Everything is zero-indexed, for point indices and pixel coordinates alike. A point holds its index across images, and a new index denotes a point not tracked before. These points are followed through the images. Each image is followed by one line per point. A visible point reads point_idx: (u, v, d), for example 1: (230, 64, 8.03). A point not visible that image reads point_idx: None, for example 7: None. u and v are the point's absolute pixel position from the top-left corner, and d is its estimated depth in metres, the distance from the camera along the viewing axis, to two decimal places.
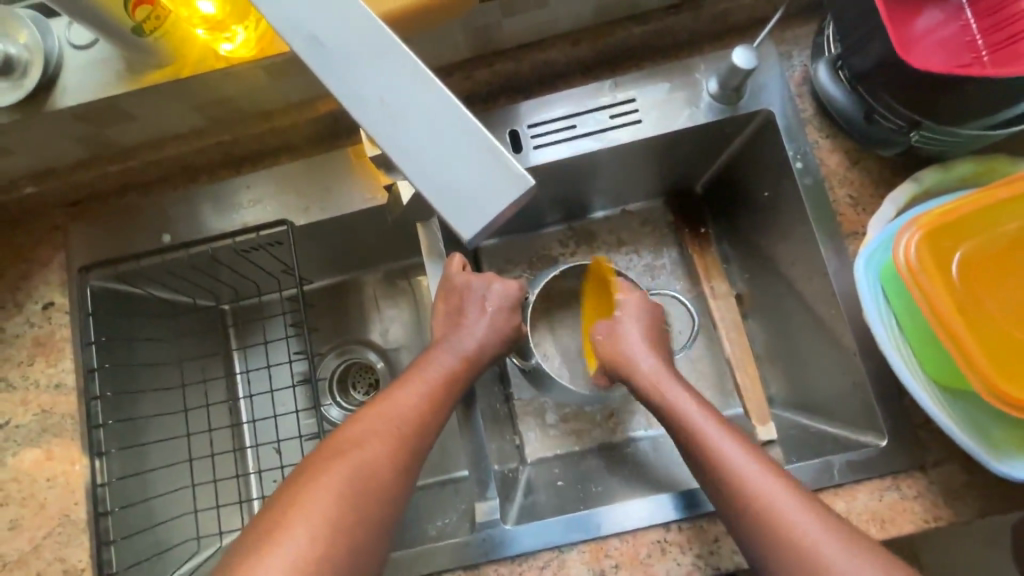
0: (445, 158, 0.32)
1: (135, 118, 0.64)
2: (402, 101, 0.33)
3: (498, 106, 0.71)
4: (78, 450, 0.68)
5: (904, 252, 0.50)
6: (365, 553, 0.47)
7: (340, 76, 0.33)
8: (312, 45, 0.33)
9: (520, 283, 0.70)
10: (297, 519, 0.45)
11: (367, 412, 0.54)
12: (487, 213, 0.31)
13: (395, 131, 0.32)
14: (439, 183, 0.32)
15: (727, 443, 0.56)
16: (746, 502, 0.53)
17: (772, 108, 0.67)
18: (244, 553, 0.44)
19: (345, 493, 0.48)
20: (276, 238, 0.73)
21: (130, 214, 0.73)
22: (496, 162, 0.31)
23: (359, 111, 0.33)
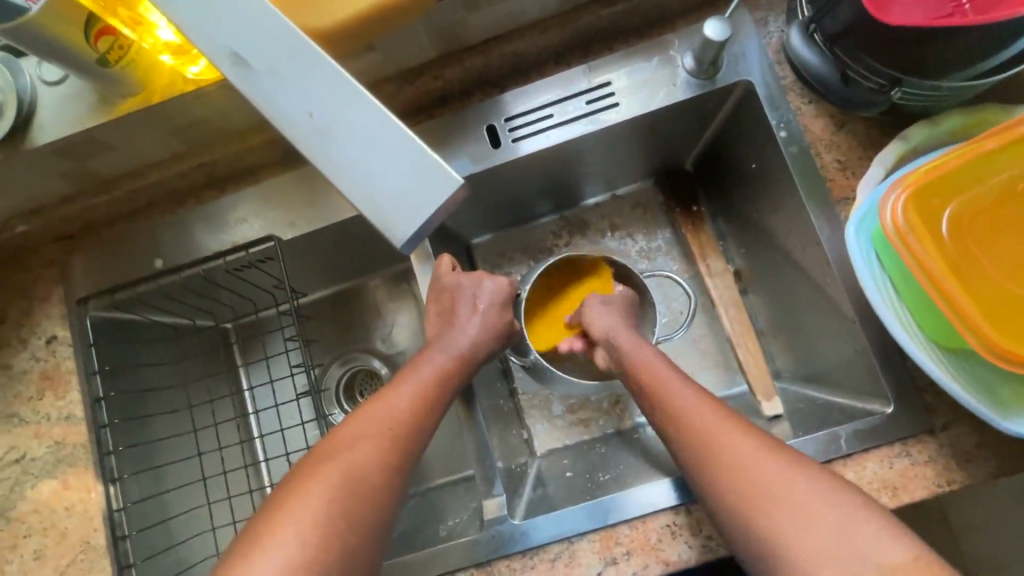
0: (379, 170, 0.37)
1: (114, 148, 0.65)
2: (327, 116, 0.37)
3: (474, 103, 0.70)
4: (92, 478, 0.70)
5: (891, 213, 0.50)
6: (360, 556, 0.48)
7: (268, 92, 0.37)
8: (238, 69, 0.37)
9: (510, 279, 0.70)
10: (285, 525, 0.46)
11: (360, 415, 0.55)
12: (413, 215, 0.37)
13: (329, 146, 0.37)
14: (370, 192, 0.37)
15: (739, 442, 0.52)
16: (739, 487, 0.50)
17: (751, 77, 0.66)
18: (236, 562, 0.45)
19: (336, 496, 0.48)
20: (266, 255, 0.73)
21: (121, 243, 0.74)
22: (427, 169, 0.36)
23: (292, 127, 0.37)
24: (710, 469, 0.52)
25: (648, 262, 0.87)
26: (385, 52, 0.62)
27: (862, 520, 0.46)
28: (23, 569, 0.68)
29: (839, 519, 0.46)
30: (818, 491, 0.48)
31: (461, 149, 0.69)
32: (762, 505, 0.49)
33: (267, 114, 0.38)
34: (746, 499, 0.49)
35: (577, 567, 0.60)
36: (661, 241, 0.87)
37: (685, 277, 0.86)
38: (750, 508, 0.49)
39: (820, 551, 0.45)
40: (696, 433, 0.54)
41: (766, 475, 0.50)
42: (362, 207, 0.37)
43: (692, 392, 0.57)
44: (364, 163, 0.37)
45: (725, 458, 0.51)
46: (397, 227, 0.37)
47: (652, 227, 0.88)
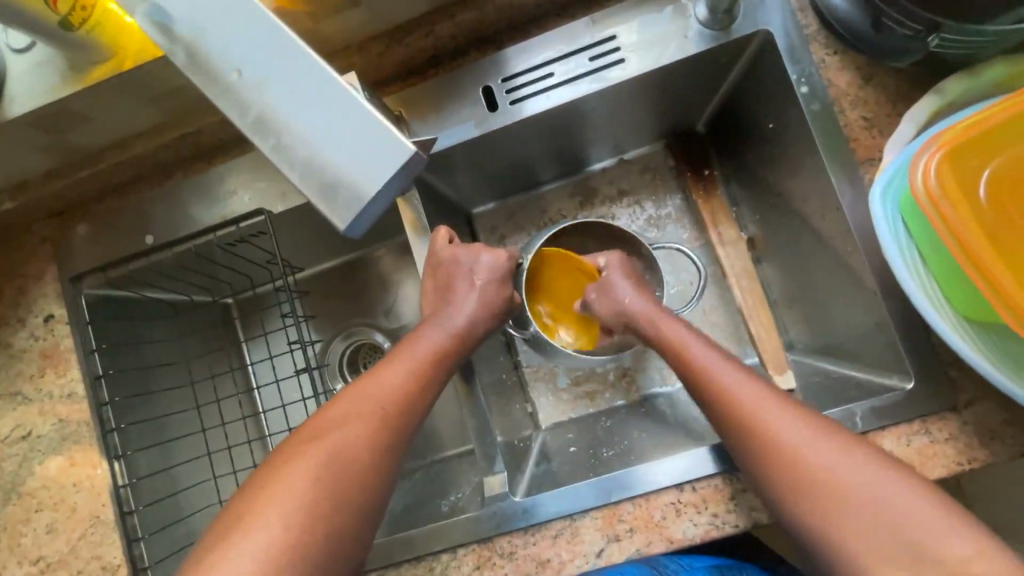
0: (323, 137, 0.36)
1: (91, 119, 0.62)
2: (257, 77, 0.36)
3: (469, 63, 0.66)
4: (97, 455, 0.70)
5: (923, 174, 0.45)
6: (348, 539, 0.47)
7: (194, 50, 0.37)
8: (162, 29, 0.37)
9: (510, 252, 0.67)
10: (268, 508, 0.45)
11: (349, 393, 0.53)
12: (349, 187, 0.36)
13: (263, 110, 0.37)
14: (305, 162, 0.37)
15: (779, 412, 0.51)
16: (788, 468, 0.48)
17: (770, 27, 0.60)
18: (216, 546, 0.44)
19: (321, 477, 0.47)
20: (258, 229, 0.71)
21: (112, 219, 0.72)
22: (378, 135, 0.36)
23: (220, 89, 0.37)
24: (761, 454, 0.50)
25: (656, 230, 0.83)
26: (369, 7, 0.58)
27: (913, 496, 0.45)
28: (37, 542, 0.69)
29: (891, 495, 0.45)
30: (870, 470, 0.46)
31: (456, 113, 0.65)
32: (809, 487, 0.47)
33: (195, 79, 0.38)
34: (797, 483, 0.48)
35: (580, 544, 0.60)
36: (670, 207, 0.84)
37: (695, 245, 0.82)
38: (800, 488, 0.48)
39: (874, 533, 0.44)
40: (741, 413, 0.52)
41: (817, 456, 0.48)
42: (299, 176, 0.37)
43: (737, 373, 0.55)
44: (303, 127, 0.36)
45: (770, 438, 0.50)
46: (334, 203, 0.37)
47: (661, 193, 0.84)
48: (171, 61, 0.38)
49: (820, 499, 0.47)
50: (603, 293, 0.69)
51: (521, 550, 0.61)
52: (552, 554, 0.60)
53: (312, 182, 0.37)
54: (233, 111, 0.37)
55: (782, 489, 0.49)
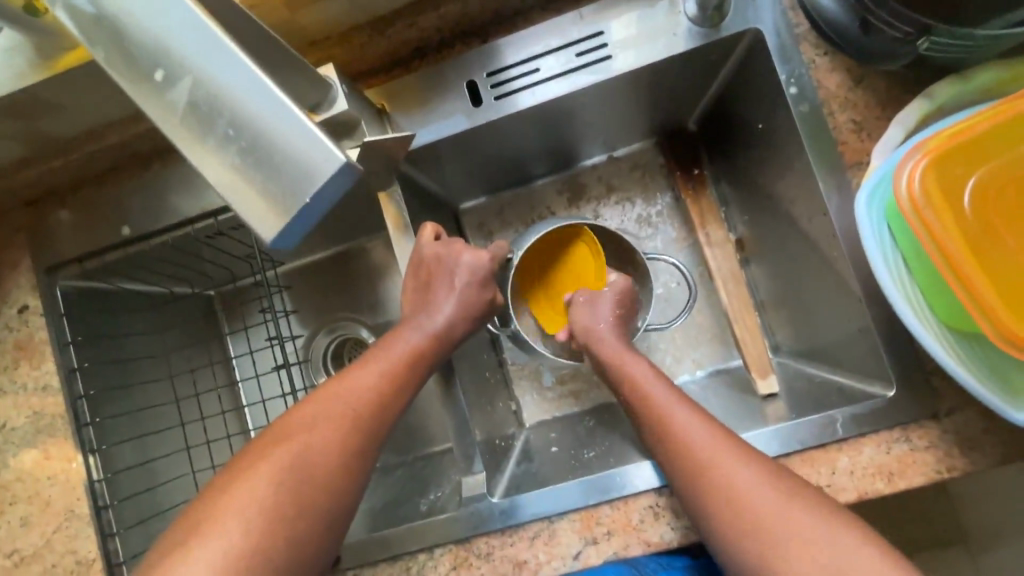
0: (243, 136, 0.34)
1: (63, 107, 0.60)
2: (174, 79, 0.35)
3: (454, 56, 0.65)
4: (72, 448, 0.69)
5: (907, 181, 0.44)
6: (312, 542, 0.47)
7: (117, 46, 0.36)
8: (82, 21, 0.36)
9: (493, 252, 0.66)
10: (229, 513, 0.44)
11: (320, 394, 0.52)
12: (272, 203, 0.35)
13: (184, 115, 0.35)
14: (227, 174, 0.35)
15: (724, 451, 0.51)
16: (729, 512, 0.49)
17: (761, 25, 0.59)
18: (177, 547, 0.43)
19: (283, 483, 0.46)
20: (237, 222, 0.69)
21: (89, 209, 0.71)
22: (305, 147, 0.34)
23: (141, 88, 0.36)
24: (708, 492, 0.50)
25: (644, 230, 0.83)
26: None
27: (859, 549, 0.44)
28: (11, 536, 0.68)
29: (834, 545, 0.45)
30: (807, 517, 0.47)
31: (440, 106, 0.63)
32: (760, 533, 0.47)
33: (119, 77, 0.37)
34: (741, 522, 0.48)
35: (557, 546, 0.59)
36: (660, 206, 0.83)
37: (683, 245, 0.82)
38: (734, 530, 0.48)
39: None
40: (692, 458, 0.51)
41: (755, 500, 0.48)
42: (222, 188, 0.36)
43: (685, 413, 0.54)
44: (226, 137, 0.35)
45: (718, 484, 0.49)
46: (256, 219, 0.35)
47: (650, 192, 0.84)
48: (92, 57, 0.37)
49: (751, 541, 0.47)
50: (587, 305, 0.68)
51: (497, 551, 0.60)
52: (528, 555, 0.60)
53: (227, 184, 0.35)
54: (155, 110, 0.36)
55: (715, 529, 0.49)
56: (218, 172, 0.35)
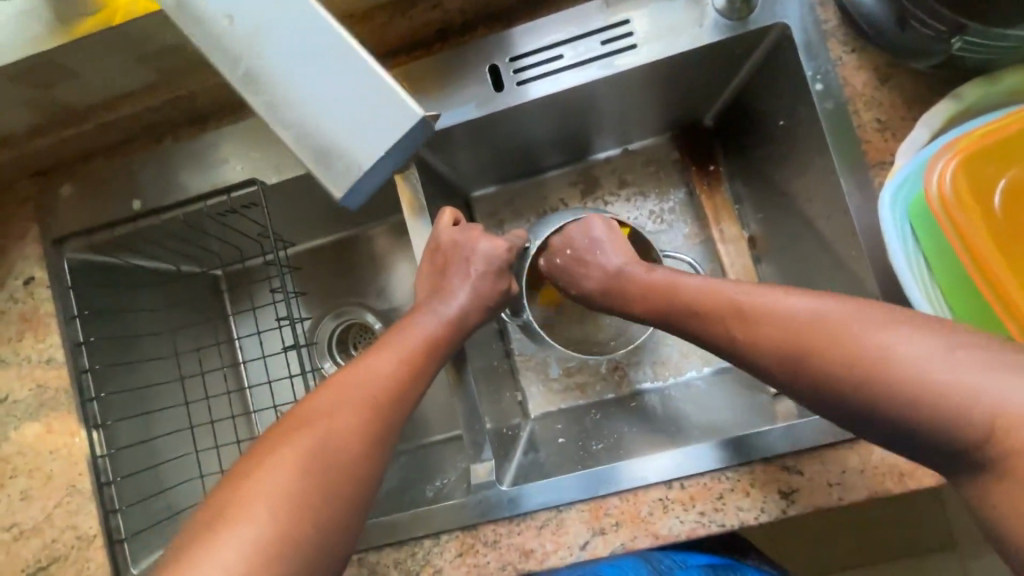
0: (336, 108, 0.46)
1: (78, 75, 0.59)
2: (276, 66, 0.46)
3: (477, 39, 0.64)
4: (75, 423, 0.68)
5: (939, 179, 0.46)
6: (337, 530, 0.46)
7: (220, 42, 0.46)
8: (194, 23, 0.46)
9: (511, 244, 0.66)
10: (253, 501, 0.43)
11: (337, 380, 0.52)
12: (357, 162, 0.46)
13: (283, 94, 0.46)
14: (318, 142, 0.46)
15: (779, 292, 0.49)
16: (775, 331, 0.46)
17: (788, 20, 0.58)
18: (200, 535, 0.42)
19: (307, 471, 0.46)
20: (250, 200, 0.69)
21: (99, 181, 0.70)
22: (389, 109, 0.46)
23: (246, 76, 0.46)
24: (755, 327, 0.48)
25: (656, 225, 0.83)
26: None
27: (952, 358, 0.38)
28: (11, 509, 0.67)
29: (906, 348, 0.40)
30: (904, 329, 0.41)
31: (460, 91, 0.63)
32: (818, 339, 0.44)
33: (219, 65, 0.46)
34: (802, 330, 0.45)
35: (565, 535, 0.59)
36: (672, 201, 0.83)
37: (695, 241, 0.82)
38: (809, 371, 0.44)
39: (874, 374, 0.40)
40: (738, 312, 0.49)
41: (811, 316, 0.45)
42: (313, 155, 0.47)
43: (729, 284, 0.52)
44: (318, 108, 0.46)
45: (763, 319, 0.48)
46: (341, 177, 0.47)
47: (664, 187, 0.83)
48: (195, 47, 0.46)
49: (832, 371, 0.43)
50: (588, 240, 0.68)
51: (504, 539, 0.60)
52: (535, 544, 0.60)
53: (318, 147, 0.46)
54: (255, 91, 0.46)
55: (796, 382, 0.45)
56: (311, 137, 0.46)
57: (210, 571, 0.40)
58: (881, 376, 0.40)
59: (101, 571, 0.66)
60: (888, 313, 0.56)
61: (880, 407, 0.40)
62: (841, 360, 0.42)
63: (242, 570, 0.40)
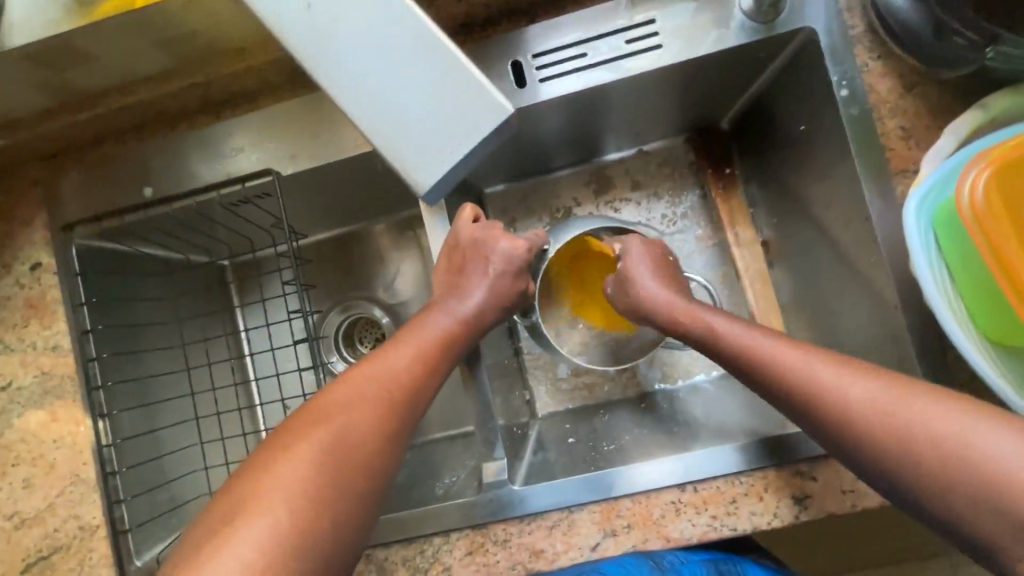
0: (422, 107, 0.48)
1: (94, 58, 0.58)
2: (364, 67, 0.48)
3: (500, 34, 0.63)
4: (81, 412, 0.67)
5: (970, 190, 0.45)
6: (351, 527, 0.45)
7: (308, 42, 0.47)
8: (281, 22, 0.47)
9: (529, 242, 0.65)
10: (270, 494, 0.43)
11: (353, 375, 0.52)
12: (442, 159, 0.49)
13: (370, 94, 0.48)
14: (404, 141, 0.49)
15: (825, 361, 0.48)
16: (823, 405, 0.46)
17: (815, 24, 0.58)
18: (214, 527, 0.41)
19: (323, 466, 0.45)
20: (264, 191, 0.68)
21: (110, 167, 0.69)
22: (474, 105, 0.47)
23: (333, 76, 0.48)
24: (801, 397, 0.48)
25: (669, 227, 0.83)
26: None
27: (1009, 452, 0.39)
28: (12, 498, 0.66)
29: (963, 442, 0.40)
30: (956, 414, 0.41)
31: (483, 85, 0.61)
32: (870, 421, 0.44)
33: (307, 64, 0.48)
34: (849, 411, 0.45)
35: (576, 536, 0.59)
36: (686, 203, 0.83)
37: (709, 244, 0.82)
38: (884, 450, 0.43)
39: (924, 465, 0.41)
40: (784, 380, 0.49)
41: (860, 394, 0.45)
42: (400, 153, 0.49)
43: (773, 343, 0.52)
44: (405, 109, 0.48)
45: (810, 391, 0.47)
46: (426, 174, 0.50)
47: (678, 188, 0.83)
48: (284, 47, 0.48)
49: (911, 451, 0.42)
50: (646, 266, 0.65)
51: (514, 538, 0.60)
52: (545, 544, 0.59)
53: (405, 146, 0.49)
54: (343, 90, 0.48)
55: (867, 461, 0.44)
56: (397, 137, 0.49)
57: (225, 566, 0.39)
58: (954, 463, 0.40)
59: (104, 563, 0.65)
60: (907, 321, 0.56)
61: (928, 494, 0.41)
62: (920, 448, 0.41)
63: (258, 564, 0.39)
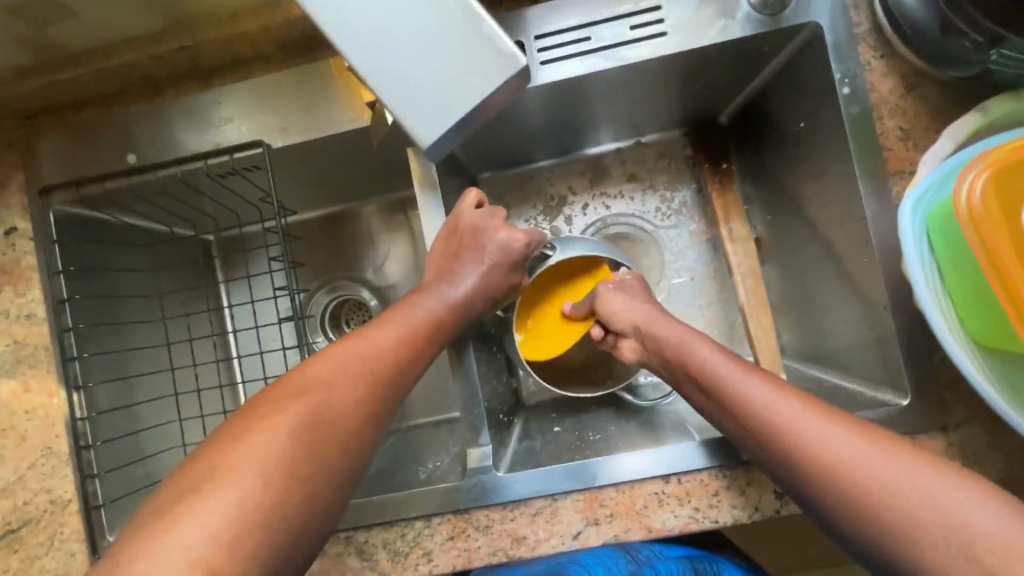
0: (433, 66, 0.48)
1: (78, 15, 0.55)
2: (375, 21, 0.47)
3: (503, 12, 0.62)
4: (55, 383, 0.65)
5: (967, 191, 0.45)
6: (323, 505, 0.44)
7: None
8: None
9: (529, 233, 0.64)
10: (244, 466, 0.41)
11: (336, 351, 0.51)
12: (446, 119, 0.49)
13: (378, 50, 0.48)
14: (409, 99, 0.49)
15: (799, 407, 0.48)
16: (790, 450, 0.47)
17: (821, 20, 0.58)
18: (183, 495, 0.40)
19: (298, 439, 0.44)
20: (254, 163, 0.66)
21: (92, 132, 0.66)
22: (486, 63, 0.48)
23: (343, 29, 0.47)
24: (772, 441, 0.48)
25: (663, 221, 0.83)
26: None
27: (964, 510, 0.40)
28: None
29: (919, 497, 0.41)
30: (912, 471, 0.42)
31: None
32: (835, 472, 0.44)
33: (315, 14, 0.47)
34: (815, 460, 0.45)
35: (558, 524, 0.59)
36: (681, 197, 0.83)
37: (702, 239, 0.82)
38: (845, 500, 0.43)
39: (886, 522, 0.41)
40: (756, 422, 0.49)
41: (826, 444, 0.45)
42: (404, 110, 0.49)
43: (748, 381, 0.51)
44: (413, 66, 0.48)
45: (782, 435, 0.47)
46: (428, 133, 0.49)
47: (674, 181, 0.83)
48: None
49: (871, 506, 0.42)
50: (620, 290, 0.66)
51: (496, 524, 0.60)
52: (527, 531, 0.59)
53: (412, 104, 0.49)
54: (353, 43, 0.47)
55: (815, 493, 0.45)
56: (404, 95, 0.49)
57: (190, 534, 0.38)
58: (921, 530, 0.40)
59: (76, 538, 0.63)
60: (896, 322, 0.56)
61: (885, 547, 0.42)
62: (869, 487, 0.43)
63: (226, 536, 0.38)
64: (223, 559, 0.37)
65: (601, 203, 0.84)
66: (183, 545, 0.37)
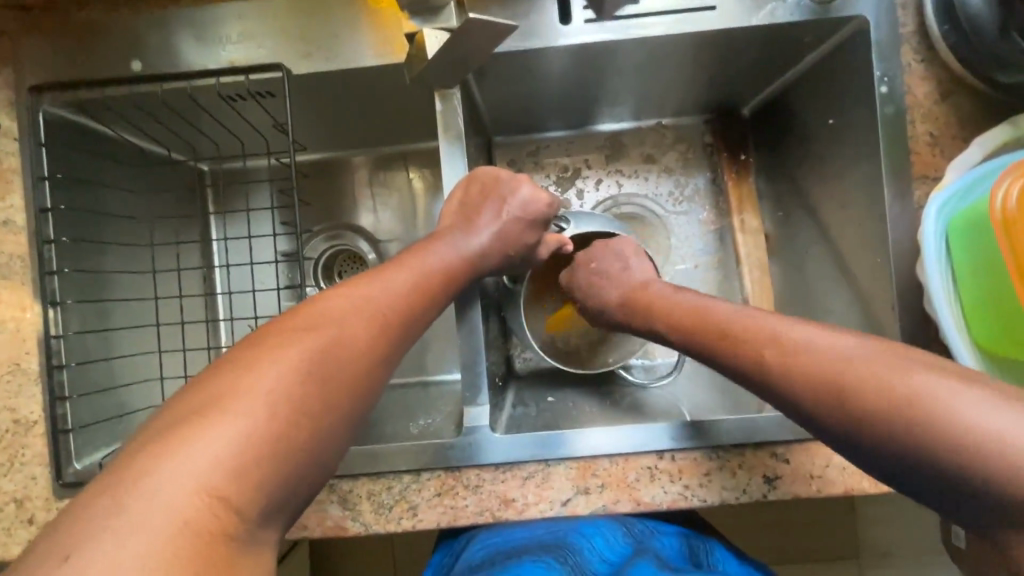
0: None
1: None
2: None
3: None
4: (29, 296, 0.61)
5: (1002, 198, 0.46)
6: (332, 447, 0.41)
7: None
8: None
9: (551, 197, 0.64)
10: (249, 395, 0.38)
11: (342, 290, 0.48)
12: None
13: None
14: None
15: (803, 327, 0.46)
16: (799, 368, 0.43)
17: (869, 15, 0.57)
18: (184, 419, 0.36)
19: (308, 373, 0.41)
20: (269, 89, 0.62)
21: (90, 32, 0.61)
22: None
23: None
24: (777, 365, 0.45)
25: (674, 206, 0.82)
26: None
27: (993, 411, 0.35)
28: None
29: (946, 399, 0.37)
30: (936, 376, 0.38)
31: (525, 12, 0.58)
32: (854, 383, 0.40)
33: None
34: (831, 373, 0.41)
35: (548, 489, 0.59)
36: (696, 183, 0.83)
37: (711, 228, 0.82)
38: (865, 408, 0.39)
39: (912, 428, 0.37)
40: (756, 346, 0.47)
41: (837, 357, 0.42)
42: None
43: (756, 316, 0.50)
44: None
45: (788, 356, 0.44)
46: None
47: (690, 167, 0.83)
48: None
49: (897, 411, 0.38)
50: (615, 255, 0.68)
51: (487, 484, 0.59)
52: (517, 494, 0.59)
53: None
54: None
55: (834, 413, 0.41)
56: None
57: (190, 463, 0.34)
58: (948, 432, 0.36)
59: (39, 462, 0.60)
60: (899, 323, 0.57)
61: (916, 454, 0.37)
62: (896, 408, 0.38)
63: (233, 464, 0.35)
64: (231, 489, 0.35)
65: (615, 180, 0.83)
66: (189, 470, 0.34)
